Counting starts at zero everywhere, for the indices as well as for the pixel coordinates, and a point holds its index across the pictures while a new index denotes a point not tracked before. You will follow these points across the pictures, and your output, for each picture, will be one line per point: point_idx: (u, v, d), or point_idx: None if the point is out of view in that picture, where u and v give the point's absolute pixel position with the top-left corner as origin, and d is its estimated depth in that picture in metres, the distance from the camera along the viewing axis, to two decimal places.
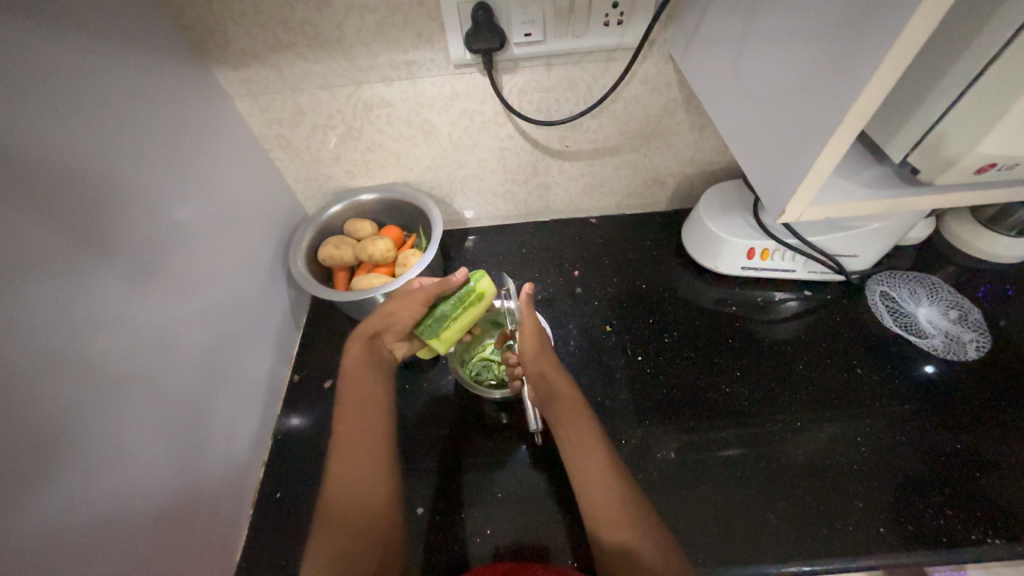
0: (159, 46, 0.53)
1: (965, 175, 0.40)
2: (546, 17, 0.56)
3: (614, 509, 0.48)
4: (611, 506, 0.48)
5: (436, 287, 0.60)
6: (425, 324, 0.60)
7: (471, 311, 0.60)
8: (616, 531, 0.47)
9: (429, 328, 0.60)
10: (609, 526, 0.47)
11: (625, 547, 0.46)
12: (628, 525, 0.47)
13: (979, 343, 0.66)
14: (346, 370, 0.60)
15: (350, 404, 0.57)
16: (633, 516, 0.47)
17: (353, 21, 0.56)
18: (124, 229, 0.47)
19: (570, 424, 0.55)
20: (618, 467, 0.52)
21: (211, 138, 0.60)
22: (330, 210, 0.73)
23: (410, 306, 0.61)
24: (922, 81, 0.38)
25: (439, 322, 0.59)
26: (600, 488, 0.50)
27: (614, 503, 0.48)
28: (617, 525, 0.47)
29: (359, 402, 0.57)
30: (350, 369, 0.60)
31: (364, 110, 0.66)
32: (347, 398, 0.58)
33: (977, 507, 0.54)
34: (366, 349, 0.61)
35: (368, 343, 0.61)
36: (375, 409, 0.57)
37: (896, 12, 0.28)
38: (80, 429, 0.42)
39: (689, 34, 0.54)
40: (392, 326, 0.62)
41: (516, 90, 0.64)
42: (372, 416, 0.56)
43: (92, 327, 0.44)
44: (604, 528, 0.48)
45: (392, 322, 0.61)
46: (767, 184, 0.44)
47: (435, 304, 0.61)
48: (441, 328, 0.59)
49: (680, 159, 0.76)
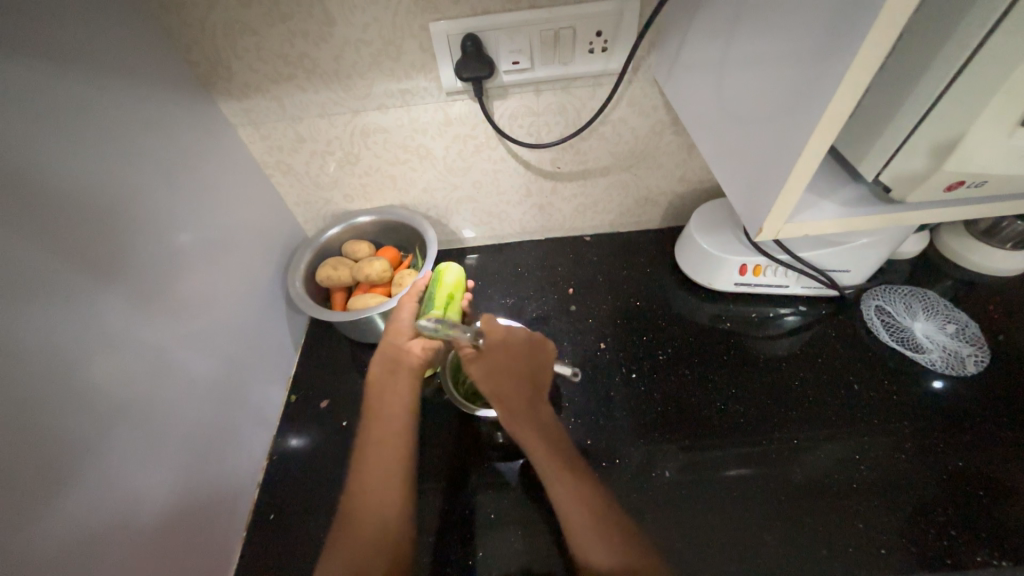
0: (165, 81, 0.55)
1: (935, 191, 0.41)
2: (533, 46, 0.58)
3: (590, 527, 0.47)
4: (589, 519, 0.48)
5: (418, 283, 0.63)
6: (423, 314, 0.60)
7: (443, 279, 0.62)
8: (597, 553, 0.46)
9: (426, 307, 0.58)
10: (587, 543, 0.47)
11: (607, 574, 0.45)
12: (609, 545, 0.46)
13: (977, 357, 0.65)
14: (367, 384, 0.58)
15: (373, 412, 0.56)
16: (614, 540, 0.46)
17: (348, 53, 0.59)
18: (129, 253, 0.49)
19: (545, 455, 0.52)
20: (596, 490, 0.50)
21: (213, 165, 0.62)
22: (328, 232, 0.75)
23: (408, 303, 0.61)
24: (891, 99, 0.39)
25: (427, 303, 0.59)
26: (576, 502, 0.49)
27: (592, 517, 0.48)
28: (597, 549, 0.46)
29: (378, 415, 0.56)
30: (371, 382, 0.58)
31: (361, 137, 0.68)
32: (370, 408, 0.57)
33: (983, 528, 0.53)
34: (385, 357, 0.59)
35: (386, 349, 0.59)
36: (393, 417, 0.55)
37: (855, 35, 0.30)
38: (81, 447, 0.43)
39: (672, 58, 0.56)
40: (400, 325, 0.60)
41: (506, 115, 0.66)
42: (391, 425, 0.55)
43: (96, 348, 0.45)
44: (584, 552, 0.47)
45: (400, 322, 0.60)
46: (746, 202, 0.45)
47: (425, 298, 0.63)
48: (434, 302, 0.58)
49: (670, 178, 0.77)
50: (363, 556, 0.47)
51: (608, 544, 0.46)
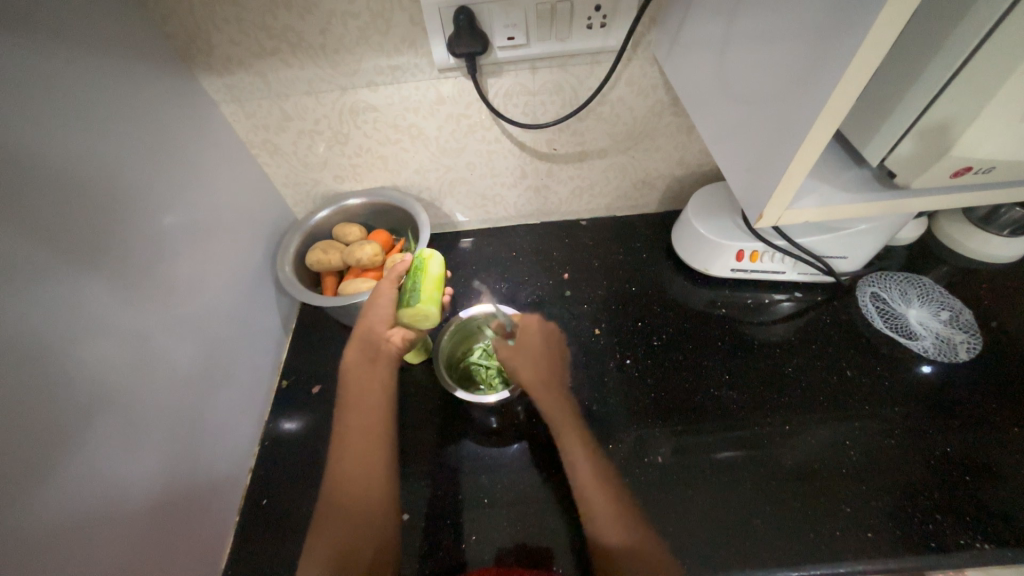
0: (142, 55, 0.53)
1: (940, 178, 0.40)
2: (529, 21, 0.56)
3: (605, 507, 0.53)
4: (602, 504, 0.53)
5: (393, 268, 0.59)
6: (404, 303, 0.55)
7: (431, 270, 0.57)
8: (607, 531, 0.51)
9: (408, 300, 0.55)
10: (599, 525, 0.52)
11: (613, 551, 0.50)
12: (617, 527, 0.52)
13: (970, 344, 0.65)
14: (345, 373, 0.58)
15: (352, 404, 0.56)
16: (621, 519, 0.52)
17: (335, 27, 0.56)
18: (110, 237, 0.47)
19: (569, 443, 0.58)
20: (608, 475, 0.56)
21: (196, 144, 0.60)
22: (318, 214, 0.73)
23: (385, 289, 0.59)
24: (898, 81, 0.38)
25: (411, 295, 0.55)
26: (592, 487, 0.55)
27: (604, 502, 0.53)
28: (607, 528, 0.52)
29: (357, 404, 0.55)
30: (348, 370, 0.58)
31: (350, 115, 0.66)
32: (347, 401, 0.56)
33: (968, 511, 0.54)
34: (362, 345, 0.57)
35: (364, 337, 0.57)
36: (372, 408, 0.55)
37: (866, 12, 0.28)
38: (64, 437, 0.42)
39: (673, 34, 0.54)
40: (379, 314, 0.57)
41: (501, 93, 0.64)
42: (370, 416, 0.54)
43: (77, 335, 0.44)
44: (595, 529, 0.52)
45: (377, 309, 0.58)
46: (746, 188, 0.44)
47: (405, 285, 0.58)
48: (419, 296, 0.55)
49: (668, 161, 0.76)
50: (353, 539, 0.47)
51: (618, 524, 0.52)
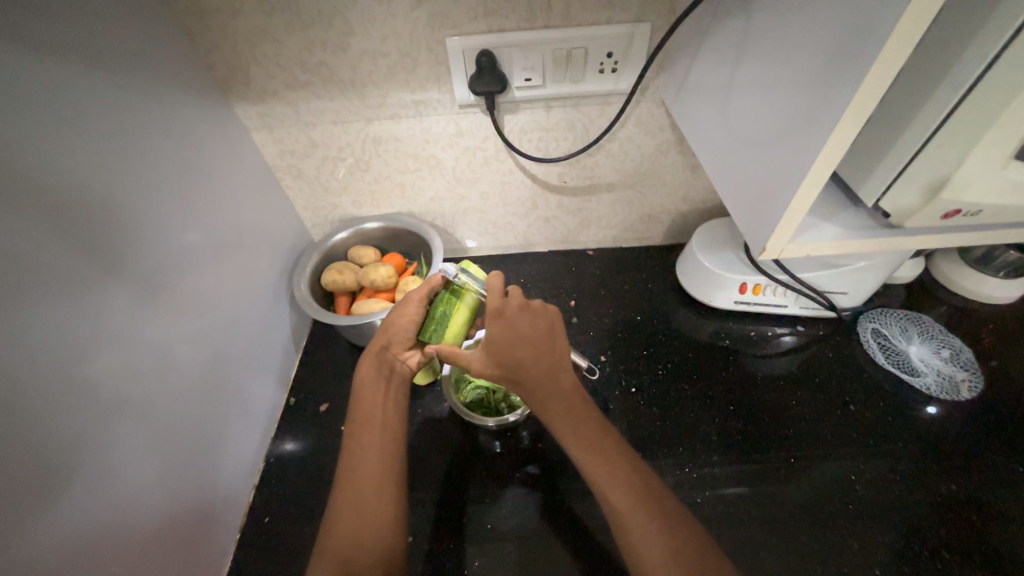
0: (185, 84, 0.57)
1: (933, 218, 0.43)
2: (545, 64, 0.60)
3: (628, 506, 0.45)
4: (628, 505, 0.45)
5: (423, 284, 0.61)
6: (429, 330, 0.60)
7: (466, 303, 0.60)
8: (640, 542, 0.43)
9: (434, 333, 0.60)
10: (631, 532, 0.44)
11: (645, 559, 0.43)
12: (649, 533, 0.43)
13: (972, 383, 0.66)
14: (357, 386, 0.57)
15: (362, 420, 0.55)
16: (656, 523, 0.44)
17: (365, 64, 0.60)
18: (139, 249, 0.50)
19: (566, 425, 0.50)
20: (633, 468, 0.48)
21: (225, 166, 0.63)
22: (336, 236, 0.76)
23: (409, 309, 0.60)
24: (890, 129, 0.41)
25: (442, 325, 0.59)
26: (615, 484, 0.46)
27: (631, 501, 0.45)
28: (636, 532, 0.44)
29: (368, 419, 0.55)
30: (362, 384, 0.57)
31: (373, 144, 0.69)
32: (358, 414, 0.55)
33: (976, 552, 0.53)
34: (378, 362, 0.58)
35: (380, 353, 0.58)
36: (384, 424, 0.55)
37: (856, 70, 0.32)
38: (78, 445, 0.42)
39: (679, 79, 0.58)
40: (398, 333, 0.59)
41: (516, 129, 0.68)
42: (383, 432, 0.54)
43: (98, 344, 0.45)
44: (628, 537, 0.44)
45: (399, 328, 0.59)
46: (749, 223, 0.46)
47: (433, 305, 0.61)
48: (447, 329, 0.60)
49: (673, 196, 0.79)
50: (361, 561, 0.47)
51: (651, 529, 0.44)
